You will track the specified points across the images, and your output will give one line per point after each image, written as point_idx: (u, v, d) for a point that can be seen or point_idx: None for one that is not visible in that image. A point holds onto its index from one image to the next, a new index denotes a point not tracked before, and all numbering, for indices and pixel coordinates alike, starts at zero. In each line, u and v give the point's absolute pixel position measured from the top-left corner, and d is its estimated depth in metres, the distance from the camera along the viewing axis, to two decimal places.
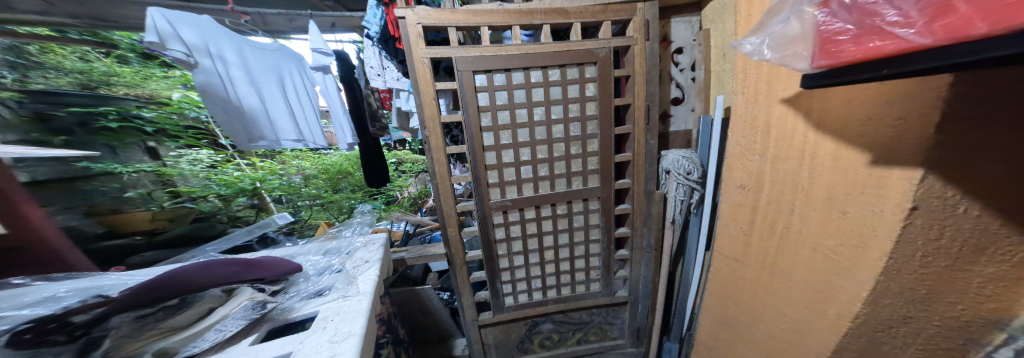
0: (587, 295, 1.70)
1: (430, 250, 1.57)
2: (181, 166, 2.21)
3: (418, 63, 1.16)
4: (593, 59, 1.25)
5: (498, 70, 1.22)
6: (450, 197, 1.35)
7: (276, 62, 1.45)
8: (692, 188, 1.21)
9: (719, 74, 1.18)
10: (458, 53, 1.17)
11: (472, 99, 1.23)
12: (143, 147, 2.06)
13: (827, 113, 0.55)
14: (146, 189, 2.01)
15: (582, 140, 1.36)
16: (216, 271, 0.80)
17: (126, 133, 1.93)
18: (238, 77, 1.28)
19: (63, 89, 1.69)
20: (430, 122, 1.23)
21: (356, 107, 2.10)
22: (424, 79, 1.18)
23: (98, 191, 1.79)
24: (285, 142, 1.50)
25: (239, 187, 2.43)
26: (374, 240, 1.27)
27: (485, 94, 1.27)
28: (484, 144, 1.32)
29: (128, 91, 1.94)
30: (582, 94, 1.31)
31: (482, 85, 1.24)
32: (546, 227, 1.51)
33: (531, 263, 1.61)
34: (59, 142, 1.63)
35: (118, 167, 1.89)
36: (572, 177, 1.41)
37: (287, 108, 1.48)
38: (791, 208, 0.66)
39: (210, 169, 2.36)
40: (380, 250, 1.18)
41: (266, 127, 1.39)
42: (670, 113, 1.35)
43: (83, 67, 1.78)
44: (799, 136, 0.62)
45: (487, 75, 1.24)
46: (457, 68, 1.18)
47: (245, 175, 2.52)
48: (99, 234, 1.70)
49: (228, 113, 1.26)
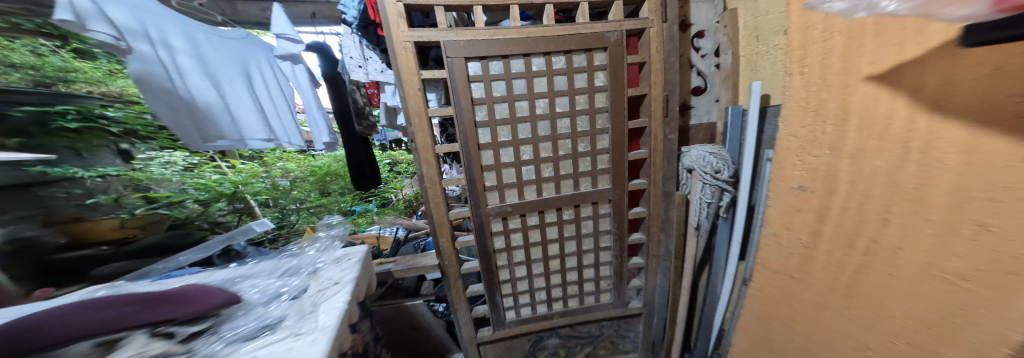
0: (596, 307, 1.54)
1: (421, 260, 1.39)
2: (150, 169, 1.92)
3: (401, 50, 0.98)
4: (603, 45, 1.09)
5: (494, 56, 1.05)
6: (441, 202, 1.17)
7: (239, 50, 1.23)
8: (720, 190, 1.02)
9: (751, 58, 1.02)
10: (448, 37, 0.99)
11: (464, 91, 1.04)
12: (113, 150, 1.79)
13: (948, 90, 0.40)
14: (115, 195, 1.72)
15: (591, 136, 1.19)
16: (90, 316, 0.64)
17: (91, 134, 1.66)
18: (189, 66, 1.07)
19: (15, 85, 1.38)
20: (415, 116, 1.04)
21: (341, 107, 1.91)
22: (408, 68, 1.00)
23: (58, 197, 1.50)
24: (252, 142, 1.30)
25: (218, 192, 2.21)
26: (350, 254, 1.10)
27: (479, 86, 1.09)
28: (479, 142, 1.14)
29: (93, 89, 1.65)
30: (591, 84, 1.14)
31: (476, 75, 1.07)
32: (550, 234, 1.35)
33: (535, 275, 1.44)
34: (15, 144, 1.35)
35: (80, 171, 1.60)
36: (580, 178, 1.25)
37: (254, 105, 1.28)
38: (884, 217, 0.51)
39: (184, 172, 2.11)
40: (354, 266, 1.01)
41: (228, 124, 1.19)
42: (691, 105, 1.18)
43: (34, 61, 1.46)
44: (899, 123, 0.46)
45: (482, 63, 1.06)
46: (447, 53, 1.00)
47: (222, 179, 2.28)
48: (60, 244, 1.47)
49: (175, 109, 1.05)
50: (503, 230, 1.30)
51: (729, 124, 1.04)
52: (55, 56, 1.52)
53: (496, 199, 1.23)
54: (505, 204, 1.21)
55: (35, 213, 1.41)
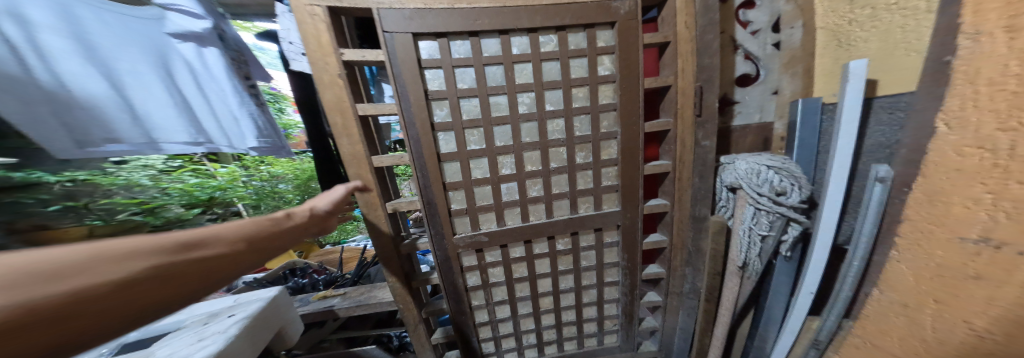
0: (599, 352, 1.24)
1: (376, 295, 1.11)
2: (120, 172, 1.56)
3: (308, 18, 0.69)
4: (610, 19, 0.78)
5: (458, 33, 0.75)
6: (387, 230, 0.91)
7: (145, 30, 0.96)
8: (785, 219, 0.71)
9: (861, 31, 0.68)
10: (385, 4, 0.70)
11: (414, 81, 0.75)
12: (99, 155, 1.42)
13: None
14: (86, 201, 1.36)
15: (593, 142, 0.88)
16: None
17: None
18: (57, 45, 0.79)
19: None
20: (337, 114, 0.77)
21: (305, 98, 1.64)
22: (320, 42, 0.71)
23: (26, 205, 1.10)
24: (169, 145, 1.04)
25: (197, 197, 1.97)
26: (243, 306, 0.71)
27: (438, 73, 0.78)
28: (441, 152, 0.84)
29: None
30: (592, 73, 0.83)
31: (432, 58, 0.76)
32: (540, 268, 1.06)
33: (522, 315, 1.14)
34: None
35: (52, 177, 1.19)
36: (578, 198, 0.94)
37: (170, 99, 1.02)
38: None
39: (160, 174, 1.82)
40: (230, 329, 0.60)
41: (126, 125, 0.93)
42: (734, 99, 0.85)
43: None
44: None
45: (440, 42, 0.76)
46: (384, 27, 0.71)
47: (198, 183, 2.01)
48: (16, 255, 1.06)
49: (38, 103, 0.77)
50: (480, 263, 1.00)
51: (802, 126, 0.73)
52: None
53: (469, 225, 0.93)
54: (478, 234, 0.92)
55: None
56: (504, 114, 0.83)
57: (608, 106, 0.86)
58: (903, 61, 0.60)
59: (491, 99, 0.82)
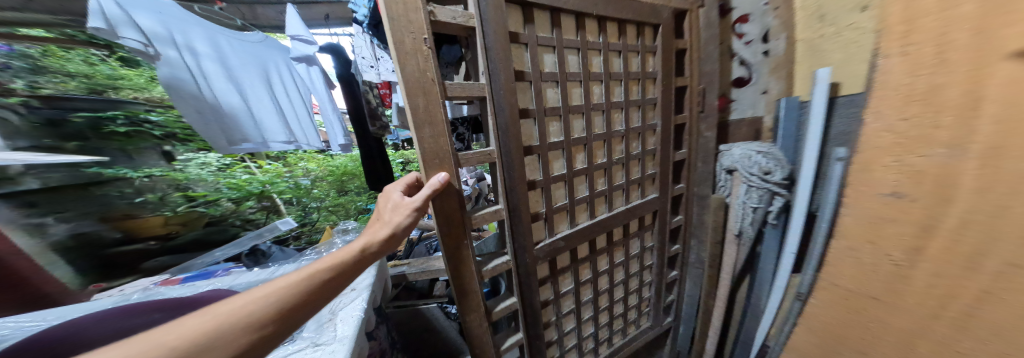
0: (640, 336, 1.42)
1: (433, 264, 1.36)
2: (189, 170, 2.06)
3: None
4: (656, 21, 0.95)
5: (545, 6, 0.78)
6: (467, 256, 0.85)
7: (257, 59, 1.45)
8: (772, 193, 0.89)
9: (815, 43, 0.84)
10: None
11: (505, 60, 0.74)
12: (159, 152, 1.95)
13: None
14: (160, 194, 1.89)
15: (642, 133, 1.05)
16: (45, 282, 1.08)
17: (138, 137, 1.84)
18: (211, 70, 1.24)
19: (72, 94, 1.58)
20: (419, 94, 0.66)
21: (355, 108, 1.94)
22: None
23: (112, 196, 1.71)
24: (273, 144, 1.50)
25: (247, 191, 2.32)
26: None
27: (523, 53, 0.80)
28: (526, 144, 0.86)
29: (137, 95, 1.81)
30: (645, 70, 0.99)
31: (520, 33, 0.77)
32: (600, 265, 1.19)
33: (585, 319, 1.25)
34: (71, 147, 1.57)
35: (129, 172, 1.78)
36: (631, 188, 1.10)
37: (273, 107, 1.49)
38: None
39: (217, 171, 2.23)
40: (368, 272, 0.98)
41: (249, 127, 1.38)
42: (731, 98, 1.07)
43: (88, 71, 1.63)
44: None
45: (526, 15, 0.77)
46: None
47: (251, 179, 2.38)
48: (116, 238, 1.71)
49: (202, 112, 1.22)
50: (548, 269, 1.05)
51: (783, 118, 0.91)
52: (102, 65, 1.69)
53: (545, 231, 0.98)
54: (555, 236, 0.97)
55: (93, 210, 1.64)
56: (579, 104, 0.92)
57: (646, 101, 1.02)
58: (853, 70, 0.76)
59: (570, 87, 0.90)
